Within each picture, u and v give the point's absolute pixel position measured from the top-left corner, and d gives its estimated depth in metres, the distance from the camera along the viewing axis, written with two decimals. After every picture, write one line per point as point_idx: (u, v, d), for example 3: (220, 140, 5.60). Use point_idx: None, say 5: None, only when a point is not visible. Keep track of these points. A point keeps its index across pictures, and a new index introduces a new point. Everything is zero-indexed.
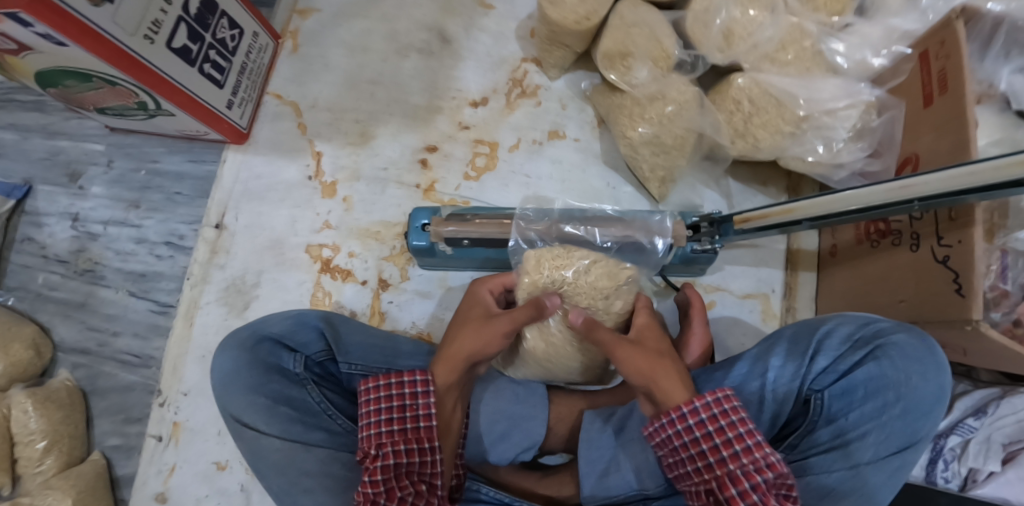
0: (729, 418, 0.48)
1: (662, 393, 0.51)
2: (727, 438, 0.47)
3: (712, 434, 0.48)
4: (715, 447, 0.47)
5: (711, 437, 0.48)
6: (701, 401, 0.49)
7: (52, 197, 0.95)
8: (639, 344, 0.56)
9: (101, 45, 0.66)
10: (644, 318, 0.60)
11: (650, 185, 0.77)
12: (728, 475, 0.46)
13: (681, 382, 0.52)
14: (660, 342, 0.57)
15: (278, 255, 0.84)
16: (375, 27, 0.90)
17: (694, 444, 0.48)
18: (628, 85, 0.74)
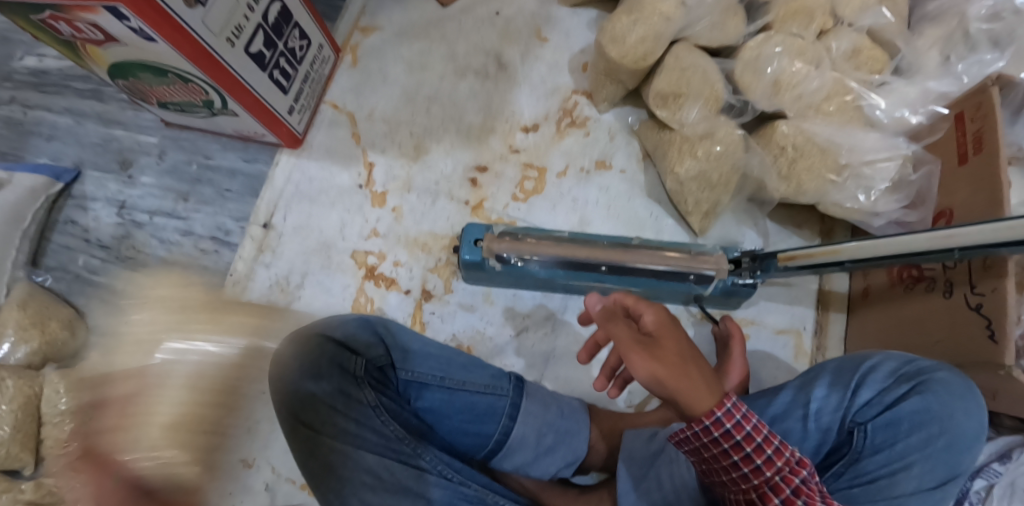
0: (753, 429, 0.46)
1: (684, 396, 0.46)
2: (755, 447, 0.46)
3: (740, 451, 0.46)
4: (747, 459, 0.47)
5: (741, 450, 0.46)
6: (730, 422, 0.46)
7: (101, 182, 0.99)
8: (654, 347, 0.48)
9: (188, 45, 0.69)
10: (653, 315, 0.52)
11: (692, 218, 0.80)
12: (767, 484, 0.47)
13: (706, 383, 0.46)
14: (680, 342, 0.49)
15: (325, 257, 0.86)
16: (435, 49, 0.95)
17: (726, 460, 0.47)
18: (678, 124, 0.78)
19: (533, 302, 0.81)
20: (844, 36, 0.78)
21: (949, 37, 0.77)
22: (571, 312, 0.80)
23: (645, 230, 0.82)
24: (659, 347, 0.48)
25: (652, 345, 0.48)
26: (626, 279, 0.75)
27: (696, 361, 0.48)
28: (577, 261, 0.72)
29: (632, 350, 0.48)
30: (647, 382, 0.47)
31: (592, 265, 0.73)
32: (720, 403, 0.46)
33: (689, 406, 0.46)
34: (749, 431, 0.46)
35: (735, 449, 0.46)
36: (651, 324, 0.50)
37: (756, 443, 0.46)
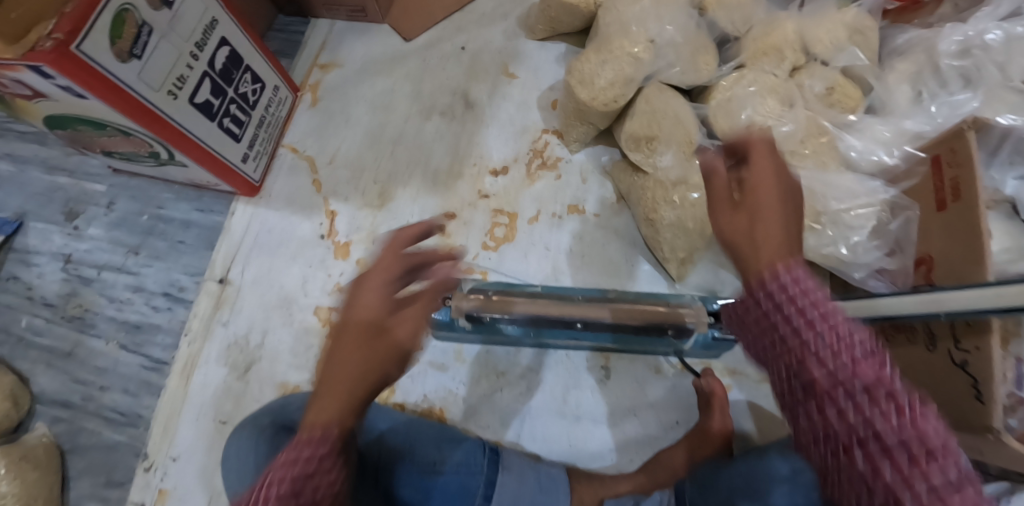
0: (806, 278, 0.36)
1: (745, 264, 0.39)
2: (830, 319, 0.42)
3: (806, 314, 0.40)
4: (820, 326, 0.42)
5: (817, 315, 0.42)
6: (774, 283, 0.36)
7: (45, 235, 0.92)
8: (740, 208, 0.40)
9: (125, 101, 0.64)
10: (759, 165, 0.41)
11: (670, 265, 0.76)
12: (810, 356, 0.33)
13: (779, 251, 0.37)
14: (774, 201, 0.40)
15: (285, 314, 0.81)
16: (398, 87, 0.91)
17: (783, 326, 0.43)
18: (652, 167, 0.75)
19: (507, 359, 0.77)
20: (816, 75, 0.76)
21: (919, 73, 0.76)
22: (547, 369, 0.76)
23: (622, 278, 0.79)
24: (740, 207, 0.40)
25: (737, 203, 0.41)
26: (602, 336, 0.72)
27: (780, 220, 0.39)
28: (553, 318, 0.69)
29: (716, 204, 0.42)
30: (718, 237, 0.41)
31: (567, 323, 0.69)
32: (787, 273, 0.36)
33: (744, 266, 0.39)
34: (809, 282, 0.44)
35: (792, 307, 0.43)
36: (747, 178, 0.41)
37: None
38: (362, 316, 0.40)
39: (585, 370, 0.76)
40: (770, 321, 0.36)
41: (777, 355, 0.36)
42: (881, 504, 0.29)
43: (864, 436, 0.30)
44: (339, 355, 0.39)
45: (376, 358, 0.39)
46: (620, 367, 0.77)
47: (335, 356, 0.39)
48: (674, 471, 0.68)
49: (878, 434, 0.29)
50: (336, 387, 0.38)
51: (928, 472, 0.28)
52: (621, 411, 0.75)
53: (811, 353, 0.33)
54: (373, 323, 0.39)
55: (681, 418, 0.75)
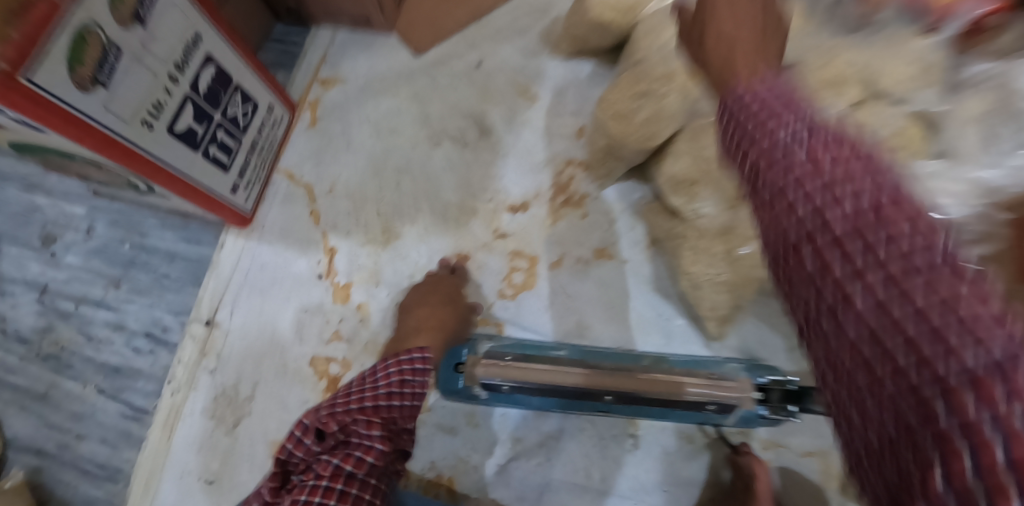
0: (782, 89, 0.29)
1: (715, 53, 0.35)
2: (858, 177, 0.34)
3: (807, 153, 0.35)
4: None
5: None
6: (735, 97, 0.30)
7: (20, 261, 0.84)
8: (692, 34, 0.38)
9: (92, 137, 0.55)
10: None
11: (708, 323, 0.68)
12: (760, 144, 0.27)
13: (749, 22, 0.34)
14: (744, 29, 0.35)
15: (278, 364, 0.74)
16: (406, 107, 0.82)
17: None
18: (691, 214, 0.66)
19: (524, 425, 0.69)
20: None
21: None
22: (568, 437, 0.68)
23: (653, 336, 0.70)
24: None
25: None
26: (635, 409, 0.64)
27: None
28: (579, 389, 0.61)
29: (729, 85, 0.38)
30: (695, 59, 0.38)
31: (595, 394, 0.61)
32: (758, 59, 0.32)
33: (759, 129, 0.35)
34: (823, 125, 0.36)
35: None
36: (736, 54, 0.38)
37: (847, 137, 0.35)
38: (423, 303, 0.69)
39: (610, 439, 0.68)
40: (725, 131, 0.30)
41: (730, 148, 0.30)
42: (829, 309, 0.23)
43: (812, 228, 0.24)
44: (423, 310, 0.68)
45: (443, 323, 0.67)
46: (650, 437, 0.68)
47: (417, 312, 0.68)
48: None
49: (827, 224, 0.23)
50: (428, 327, 0.66)
51: (909, 292, 0.20)
52: (649, 487, 0.67)
53: (769, 129, 0.26)
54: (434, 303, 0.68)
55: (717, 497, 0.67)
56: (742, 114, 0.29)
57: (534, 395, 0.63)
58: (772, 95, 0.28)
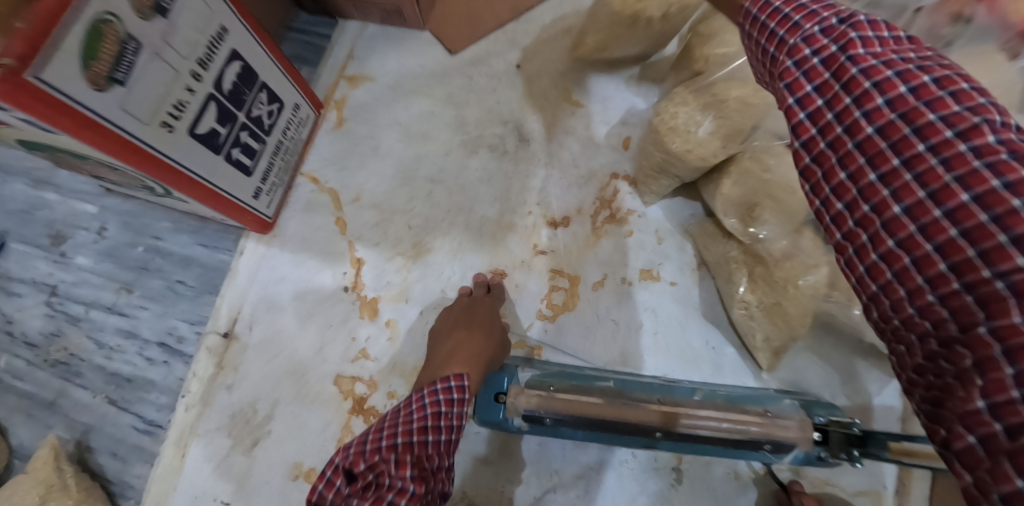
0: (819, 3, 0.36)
1: None
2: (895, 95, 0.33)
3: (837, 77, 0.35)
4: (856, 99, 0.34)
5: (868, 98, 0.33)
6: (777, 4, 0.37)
7: (28, 260, 0.80)
8: None
9: (107, 139, 0.51)
10: None
11: (759, 354, 0.64)
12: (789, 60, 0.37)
13: None
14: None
15: (297, 385, 0.69)
16: (440, 112, 0.77)
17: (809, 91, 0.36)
18: (750, 238, 0.62)
19: (563, 456, 0.65)
20: None
21: None
22: (609, 470, 0.64)
23: (702, 367, 0.66)
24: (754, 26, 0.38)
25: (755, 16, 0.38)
26: (680, 446, 0.59)
27: None
28: (623, 423, 0.57)
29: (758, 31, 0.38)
30: None
31: (642, 430, 0.57)
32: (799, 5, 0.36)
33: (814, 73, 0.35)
34: (856, 36, 0.34)
35: (821, 74, 0.35)
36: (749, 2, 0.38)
37: (881, 50, 0.34)
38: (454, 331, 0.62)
39: (653, 473, 0.64)
40: (762, 62, 0.39)
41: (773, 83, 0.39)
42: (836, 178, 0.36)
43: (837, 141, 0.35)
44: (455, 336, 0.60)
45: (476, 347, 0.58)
46: (694, 472, 0.65)
47: (452, 337, 0.60)
48: None
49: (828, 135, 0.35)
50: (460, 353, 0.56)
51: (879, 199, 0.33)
52: None
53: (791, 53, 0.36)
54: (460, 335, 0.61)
55: None
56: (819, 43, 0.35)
57: (576, 429, 0.59)
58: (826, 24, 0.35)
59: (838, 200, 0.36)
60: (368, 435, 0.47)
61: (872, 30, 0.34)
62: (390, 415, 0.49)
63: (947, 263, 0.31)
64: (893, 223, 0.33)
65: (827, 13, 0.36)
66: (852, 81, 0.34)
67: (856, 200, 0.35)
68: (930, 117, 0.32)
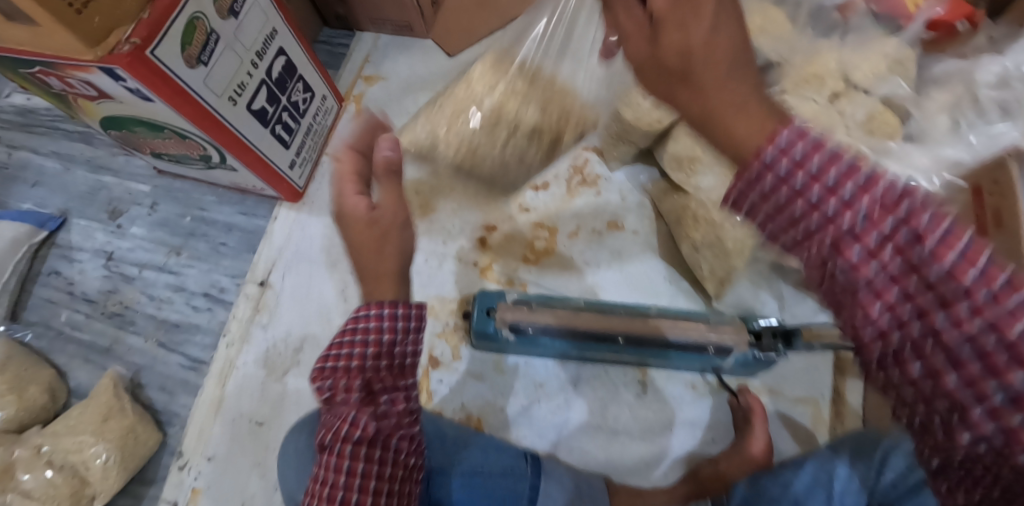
0: (816, 140, 0.32)
1: None
2: (867, 195, 0.30)
3: (800, 159, 0.31)
4: (849, 204, 0.30)
5: (852, 204, 0.30)
6: (771, 153, 0.32)
7: (88, 232, 0.93)
8: None
9: (190, 105, 0.67)
10: None
11: (707, 284, 0.78)
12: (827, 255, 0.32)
13: None
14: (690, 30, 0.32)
15: (325, 322, 0.82)
16: (442, 103, 0.93)
17: (780, 187, 0.32)
18: (693, 188, 0.77)
19: (546, 372, 0.78)
20: (856, 103, 0.78)
21: (957, 102, 0.79)
22: (586, 384, 0.77)
23: (661, 297, 0.80)
24: (655, 42, 0.34)
25: (652, 35, 0.34)
26: (643, 351, 0.73)
27: None
28: (593, 330, 0.70)
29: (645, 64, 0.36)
30: None
31: (609, 336, 0.70)
32: (774, 134, 0.32)
33: (730, 148, 0.35)
34: (864, 196, 0.30)
35: (863, 236, 0.30)
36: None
37: (888, 205, 0.30)
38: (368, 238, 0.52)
39: (622, 385, 0.77)
40: (753, 203, 0.34)
41: (777, 233, 0.35)
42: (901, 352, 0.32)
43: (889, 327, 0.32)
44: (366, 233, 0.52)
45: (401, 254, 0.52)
46: (658, 384, 0.77)
47: None
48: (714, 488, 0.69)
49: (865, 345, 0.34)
50: None
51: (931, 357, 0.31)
52: (656, 426, 0.76)
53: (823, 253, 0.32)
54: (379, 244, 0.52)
55: (717, 436, 0.75)
56: (827, 216, 0.31)
57: (554, 338, 0.72)
58: (826, 194, 0.31)
59: (896, 334, 0.32)
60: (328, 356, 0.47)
61: (870, 184, 0.30)
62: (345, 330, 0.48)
63: (963, 380, 0.31)
64: (918, 378, 0.33)
65: (818, 163, 0.31)
66: (887, 254, 0.30)
67: (936, 371, 0.32)
68: (873, 186, 0.30)
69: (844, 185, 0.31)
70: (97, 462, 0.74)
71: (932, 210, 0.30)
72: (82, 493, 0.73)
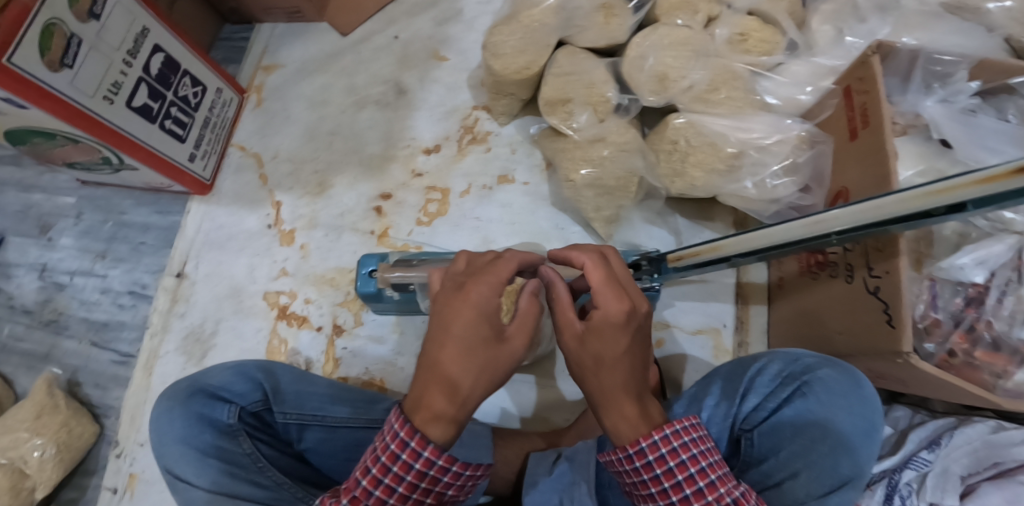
0: (666, 439, 0.45)
1: None
2: (687, 476, 0.45)
3: (647, 451, 0.45)
4: (682, 499, 0.45)
5: (680, 489, 0.45)
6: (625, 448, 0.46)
7: (22, 248, 0.95)
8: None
9: (61, 107, 0.68)
10: None
11: (596, 225, 0.78)
12: (650, 496, 0.47)
13: None
14: (614, 348, 0.46)
15: (236, 303, 0.86)
16: (335, 81, 0.95)
17: (629, 465, 0.46)
18: (570, 129, 0.76)
19: None
20: (725, 22, 0.76)
21: (838, 11, 0.75)
22: None
23: (552, 242, 0.81)
24: (584, 342, 0.47)
25: (582, 336, 0.47)
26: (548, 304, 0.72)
27: None
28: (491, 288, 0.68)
29: (565, 331, 0.48)
30: None
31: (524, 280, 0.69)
32: (649, 433, 0.46)
33: (610, 433, 0.47)
34: (677, 478, 0.45)
35: (665, 496, 0.46)
36: (596, 317, 0.47)
37: (688, 476, 0.45)
38: (467, 338, 0.44)
39: None
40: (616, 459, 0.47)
41: (619, 468, 0.48)
42: None
43: None
44: (458, 356, 0.44)
45: (498, 367, 0.45)
46: None
47: None
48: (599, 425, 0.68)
49: None
50: None
51: None
52: (553, 372, 0.77)
53: (642, 492, 0.47)
54: (496, 344, 0.45)
55: None
56: (654, 488, 0.46)
57: None
58: (659, 465, 0.45)
59: None
60: (370, 460, 0.44)
61: (687, 463, 0.45)
62: (389, 430, 0.44)
63: None
64: None
65: (663, 452, 0.45)
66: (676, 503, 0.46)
67: None
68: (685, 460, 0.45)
69: (675, 468, 0.45)
70: (34, 455, 0.78)
71: (713, 473, 0.45)
72: (20, 487, 0.77)
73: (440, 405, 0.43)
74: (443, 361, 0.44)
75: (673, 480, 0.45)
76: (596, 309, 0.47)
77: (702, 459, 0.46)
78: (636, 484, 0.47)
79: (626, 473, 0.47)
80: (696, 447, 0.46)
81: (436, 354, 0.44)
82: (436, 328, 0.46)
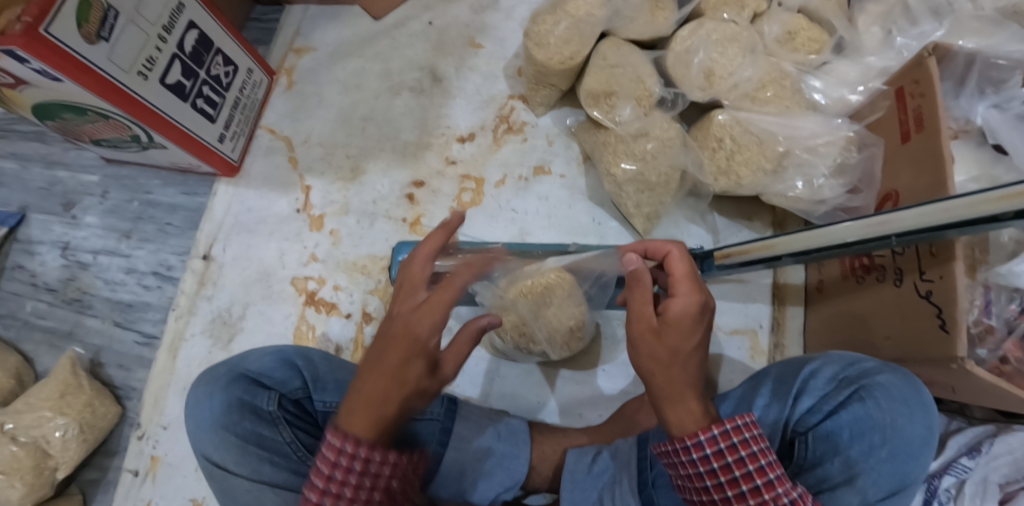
0: (725, 434, 0.44)
1: None
2: (744, 473, 0.44)
3: (705, 445, 0.45)
4: (738, 495, 0.45)
5: (735, 485, 0.45)
6: (683, 440, 0.45)
7: (45, 225, 0.93)
8: None
9: (97, 81, 0.67)
10: None
11: (635, 221, 0.77)
12: (704, 489, 0.46)
13: None
14: (687, 341, 0.46)
15: (265, 287, 0.84)
16: (369, 66, 0.94)
17: (684, 458, 0.45)
18: (612, 122, 0.74)
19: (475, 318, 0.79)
20: (775, 19, 0.75)
21: (888, 12, 0.74)
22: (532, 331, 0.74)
23: (589, 236, 0.80)
24: (659, 335, 0.46)
25: (657, 329, 0.47)
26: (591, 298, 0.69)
27: None
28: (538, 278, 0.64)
29: (637, 322, 0.48)
30: None
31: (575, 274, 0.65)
32: (706, 428, 0.45)
33: (667, 424, 0.47)
34: (736, 474, 0.44)
35: (720, 490, 0.45)
36: (670, 310, 0.47)
37: (745, 472, 0.44)
38: (408, 353, 0.47)
39: None
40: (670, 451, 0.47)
41: (671, 460, 0.47)
42: None
43: None
44: (396, 367, 0.47)
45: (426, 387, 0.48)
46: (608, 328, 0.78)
47: None
48: (640, 423, 0.68)
49: None
50: None
51: None
52: (590, 367, 0.76)
53: (694, 486, 0.47)
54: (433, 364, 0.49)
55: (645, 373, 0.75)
56: (710, 482, 0.45)
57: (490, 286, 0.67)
58: (715, 458, 0.44)
59: None
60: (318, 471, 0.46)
61: (747, 459, 0.44)
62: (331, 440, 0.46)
63: None
64: None
65: (722, 447, 0.44)
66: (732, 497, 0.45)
67: None
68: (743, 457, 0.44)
69: (731, 464, 0.44)
70: (57, 435, 0.77)
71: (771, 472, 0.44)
72: (44, 465, 0.76)
73: (377, 406, 0.46)
74: (391, 374, 0.47)
75: (729, 475, 0.45)
76: (672, 300, 0.48)
77: (761, 457, 0.45)
78: (688, 478, 0.47)
79: (679, 464, 0.46)
80: (755, 444, 0.45)
81: (380, 358, 0.47)
82: (390, 340, 0.48)
